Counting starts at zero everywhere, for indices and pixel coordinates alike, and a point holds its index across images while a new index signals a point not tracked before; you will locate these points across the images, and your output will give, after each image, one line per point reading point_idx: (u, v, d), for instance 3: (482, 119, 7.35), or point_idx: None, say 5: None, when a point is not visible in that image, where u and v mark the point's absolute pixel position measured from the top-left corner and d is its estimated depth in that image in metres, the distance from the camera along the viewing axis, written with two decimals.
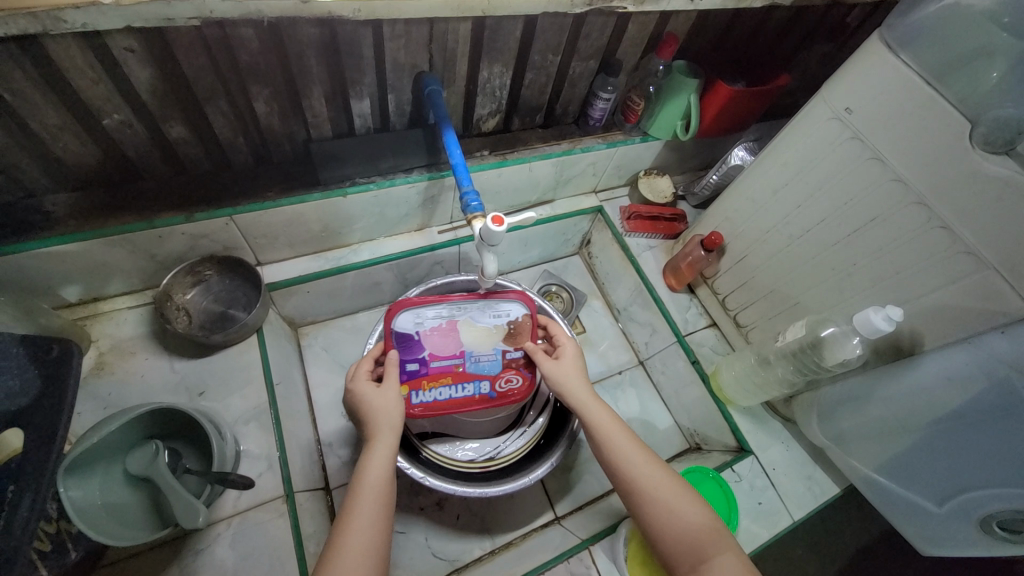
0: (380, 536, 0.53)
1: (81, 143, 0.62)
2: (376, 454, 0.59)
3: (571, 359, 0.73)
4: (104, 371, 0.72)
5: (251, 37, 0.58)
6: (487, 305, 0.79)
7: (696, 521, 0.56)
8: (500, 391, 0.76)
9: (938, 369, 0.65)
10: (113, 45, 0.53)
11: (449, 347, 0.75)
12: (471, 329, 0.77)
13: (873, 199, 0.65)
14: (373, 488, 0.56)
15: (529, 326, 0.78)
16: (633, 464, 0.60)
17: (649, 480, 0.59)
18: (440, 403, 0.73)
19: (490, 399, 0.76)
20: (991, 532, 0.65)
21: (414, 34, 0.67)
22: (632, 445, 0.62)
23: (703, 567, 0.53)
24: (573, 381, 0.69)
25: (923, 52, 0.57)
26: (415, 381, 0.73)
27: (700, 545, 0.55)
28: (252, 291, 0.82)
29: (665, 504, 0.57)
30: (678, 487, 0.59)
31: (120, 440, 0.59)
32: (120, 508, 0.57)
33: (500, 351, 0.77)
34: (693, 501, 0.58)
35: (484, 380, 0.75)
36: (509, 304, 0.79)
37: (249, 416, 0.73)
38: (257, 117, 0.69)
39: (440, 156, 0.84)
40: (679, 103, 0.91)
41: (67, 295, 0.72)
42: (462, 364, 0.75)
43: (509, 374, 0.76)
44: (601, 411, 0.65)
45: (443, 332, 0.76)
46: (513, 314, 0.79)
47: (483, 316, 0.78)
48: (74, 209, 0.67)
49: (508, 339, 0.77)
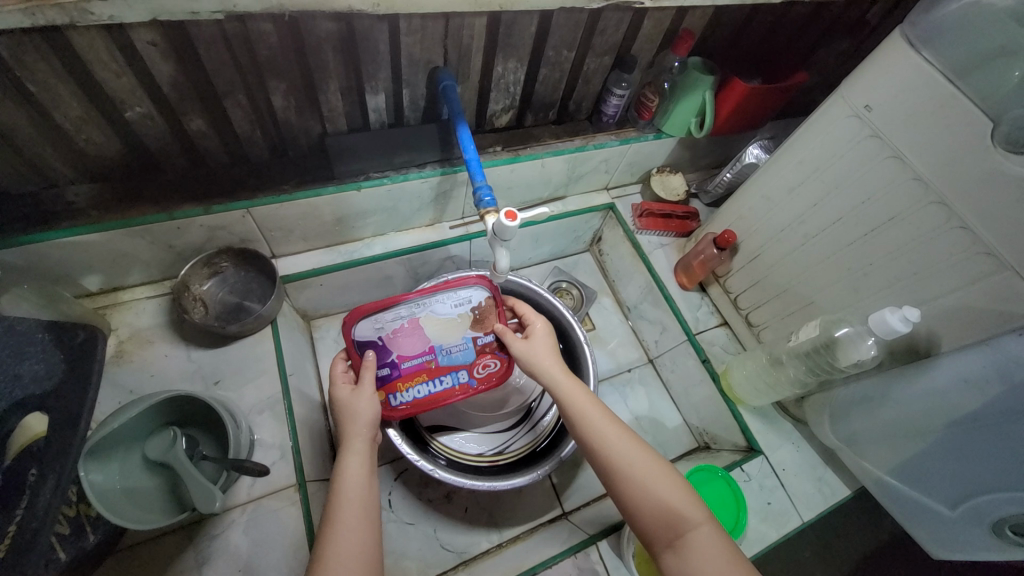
0: (370, 542, 0.54)
1: (103, 134, 0.63)
2: (354, 459, 0.59)
3: (542, 340, 0.72)
4: (123, 359, 0.73)
5: (270, 31, 0.59)
6: (448, 294, 0.78)
7: (672, 497, 0.55)
8: (478, 378, 0.76)
9: (954, 371, 0.64)
10: (136, 38, 0.54)
11: (418, 345, 0.75)
12: (437, 323, 0.77)
13: (891, 198, 0.65)
14: (356, 495, 0.56)
15: (494, 309, 0.78)
16: (609, 443, 0.59)
17: (625, 457, 0.58)
18: (419, 400, 0.73)
19: (470, 388, 0.75)
20: (1003, 536, 0.64)
21: (429, 29, 0.67)
22: (609, 424, 0.61)
23: (680, 542, 0.53)
24: (546, 362, 0.69)
25: (946, 49, 0.56)
26: (390, 385, 0.72)
27: (676, 521, 0.54)
28: (266, 283, 0.82)
29: (641, 482, 0.56)
30: (654, 465, 0.58)
31: (140, 426, 0.60)
32: (139, 492, 0.58)
33: (469, 339, 0.77)
34: (670, 479, 0.57)
35: (460, 370, 0.75)
36: (469, 289, 0.79)
37: (263, 406, 0.74)
38: (274, 111, 0.70)
39: (453, 151, 0.84)
40: (693, 100, 0.90)
41: (88, 284, 0.74)
42: (432, 360, 0.75)
43: (482, 361, 0.76)
44: (578, 393, 0.64)
45: (409, 332, 0.75)
46: (475, 299, 0.78)
47: (445, 307, 0.77)
48: (96, 200, 0.68)
49: (476, 326, 0.77)
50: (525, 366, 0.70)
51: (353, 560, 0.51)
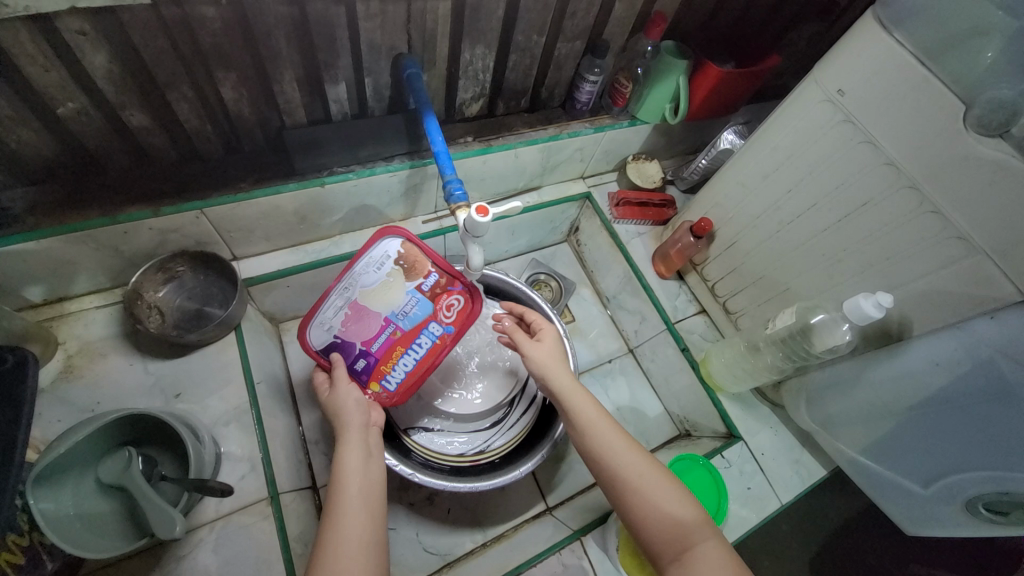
0: (375, 530, 0.53)
1: (35, 134, 0.58)
2: (349, 453, 0.59)
3: (551, 346, 0.70)
4: (74, 374, 0.69)
5: (214, 16, 0.55)
6: (364, 262, 0.70)
7: (678, 509, 0.55)
8: (449, 321, 0.72)
9: (927, 353, 0.65)
10: (63, 27, 0.49)
11: (374, 324, 0.69)
12: (375, 294, 0.70)
13: (865, 183, 0.64)
14: (353, 487, 0.56)
15: (417, 250, 0.72)
16: (615, 452, 0.58)
17: (631, 468, 0.57)
18: (412, 371, 0.70)
19: (449, 335, 0.71)
20: (976, 513, 0.66)
21: (390, 13, 0.63)
22: (614, 433, 0.60)
23: (686, 556, 0.52)
24: (555, 368, 0.67)
25: (918, 31, 0.55)
26: (376, 373, 0.69)
27: (682, 534, 0.53)
28: (228, 287, 0.78)
29: (648, 493, 0.55)
30: (659, 476, 0.57)
31: (93, 448, 0.57)
32: (95, 518, 0.55)
33: (412, 294, 0.70)
34: (676, 491, 0.56)
35: (430, 325, 0.71)
36: (378, 244, 0.71)
37: (230, 417, 0.71)
38: (225, 103, 0.65)
39: (421, 143, 0.80)
40: (667, 85, 0.89)
41: (31, 296, 0.69)
42: (396, 331, 0.70)
43: (436, 307, 0.71)
44: (583, 400, 0.63)
45: (357, 316, 0.69)
46: (392, 250, 0.71)
47: (371, 275, 0.70)
48: (34, 206, 0.63)
49: (411, 275, 0.71)
50: (535, 370, 0.67)
51: (357, 551, 0.51)
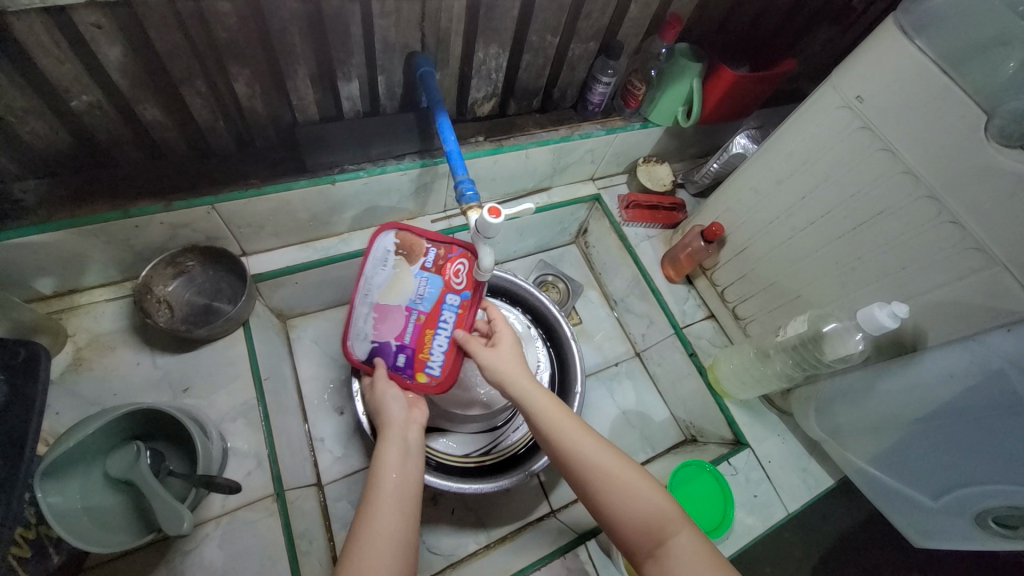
0: (405, 528, 0.53)
1: (49, 125, 0.58)
2: (388, 450, 0.58)
3: (507, 349, 0.66)
4: (83, 367, 0.69)
5: (229, 12, 0.55)
6: (370, 265, 0.71)
7: (650, 503, 0.53)
8: (462, 287, 0.70)
9: (941, 365, 0.64)
10: (79, 20, 0.49)
11: (400, 316, 0.69)
12: (391, 290, 0.70)
13: (881, 191, 0.63)
14: (391, 485, 0.55)
15: (412, 233, 0.71)
16: (580, 453, 0.56)
17: (599, 466, 0.55)
18: (449, 347, 0.69)
19: (468, 300, 0.69)
20: (986, 527, 0.66)
21: (405, 11, 0.63)
22: (580, 431, 0.58)
23: (661, 551, 0.51)
24: (513, 371, 0.63)
25: (939, 38, 0.54)
26: (417, 363, 0.69)
27: (655, 528, 0.52)
28: (237, 282, 0.78)
29: (615, 491, 0.54)
30: (628, 471, 0.55)
31: (101, 441, 0.57)
32: (102, 511, 0.55)
33: (421, 278, 0.69)
34: (646, 483, 0.55)
35: (447, 297, 0.69)
36: (376, 243, 0.70)
37: (237, 413, 0.71)
38: (238, 99, 0.65)
39: (433, 142, 0.80)
40: (681, 88, 0.88)
41: (42, 288, 0.69)
42: (420, 316, 0.69)
43: (446, 279, 0.69)
44: (545, 403, 0.60)
45: (384, 315, 0.70)
46: (389, 245, 0.70)
47: (380, 273, 0.70)
48: (46, 198, 0.63)
49: (413, 258, 0.70)
50: (493, 378, 0.64)
51: (383, 547, 0.50)
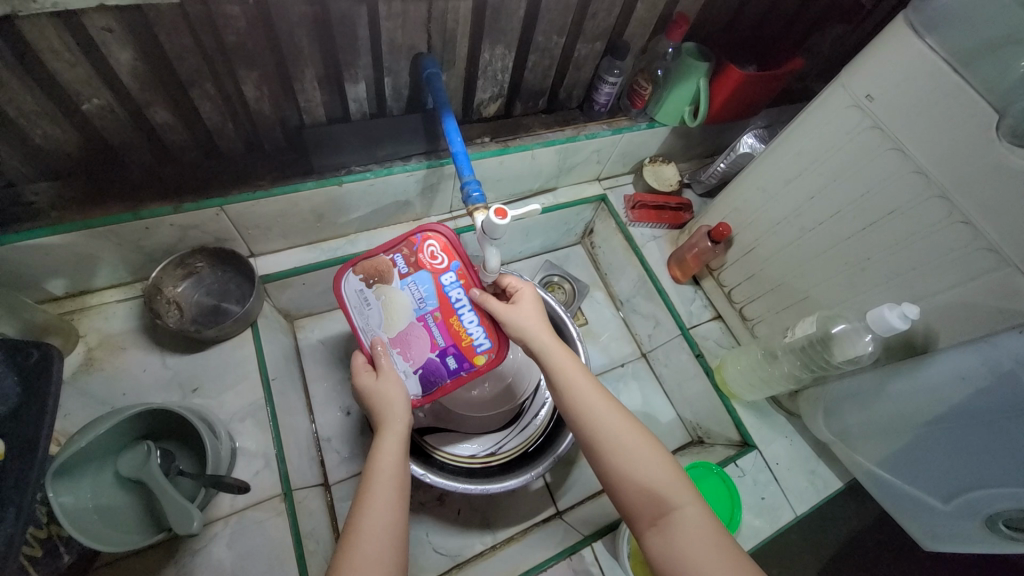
0: (397, 520, 0.52)
1: (61, 129, 0.59)
2: (387, 445, 0.58)
3: (532, 308, 0.65)
4: (94, 367, 0.70)
5: (238, 15, 0.55)
6: (359, 318, 0.69)
7: (659, 474, 0.53)
8: (447, 262, 0.67)
9: (953, 367, 0.63)
10: (90, 24, 0.50)
11: (418, 330, 0.67)
12: (391, 316, 0.68)
13: (892, 192, 0.63)
14: (390, 479, 0.55)
15: (366, 259, 0.68)
16: (597, 417, 0.57)
17: (612, 433, 0.55)
18: (479, 315, 0.67)
19: (461, 268, 0.67)
20: (995, 530, 0.65)
21: (411, 13, 0.63)
22: (597, 398, 0.58)
23: (665, 521, 0.50)
24: (535, 330, 0.63)
25: (951, 37, 0.54)
26: (468, 353, 0.68)
27: (661, 499, 0.51)
28: (245, 283, 0.79)
29: (626, 460, 0.54)
30: (641, 442, 0.55)
31: (112, 441, 0.57)
32: (112, 511, 0.56)
33: (408, 285, 0.67)
34: (655, 456, 0.54)
35: (444, 279, 0.67)
36: (347, 291, 0.69)
37: (245, 413, 0.71)
38: (246, 101, 0.66)
39: (439, 143, 0.80)
40: (687, 88, 0.88)
41: (54, 289, 0.70)
42: (434, 316, 0.67)
43: (429, 269, 0.67)
44: (567, 364, 0.61)
45: (407, 341, 0.68)
46: (358, 287, 0.68)
47: (372, 315, 0.68)
48: (58, 200, 0.64)
49: (387, 278, 0.67)
50: (513, 333, 0.64)
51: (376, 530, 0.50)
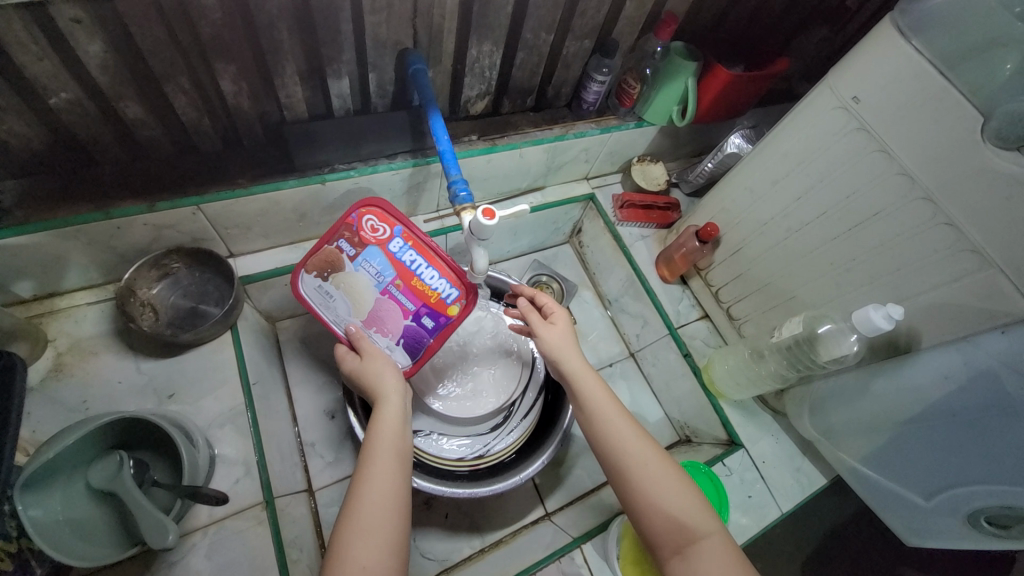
0: (398, 500, 0.52)
1: (25, 124, 0.56)
2: (386, 415, 0.58)
3: (568, 329, 0.65)
4: (63, 373, 0.67)
5: (213, 6, 0.53)
6: (324, 312, 0.66)
7: (684, 503, 0.53)
8: (389, 228, 0.64)
9: (935, 367, 0.64)
10: (57, 15, 0.47)
11: (386, 304, 0.65)
12: (354, 298, 0.65)
13: (876, 193, 0.63)
14: (391, 455, 0.55)
15: (312, 253, 0.65)
16: (624, 441, 0.56)
17: (639, 457, 0.55)
18: (437, 266, 0.64)
19: (405, 229, 0.64)
20: (978, 526, 0.66)
21: (396, 7, 0.62)
22: (624, 422, 0.58)
23: (689, 550, 0.51)
24: (566, 350, 0.63)
25: (935, 39, 0.54)
26: (440, 308, 0.65)
27: (684, 528, 0.52)
28: (224, 285, 0.76)
29: (652, 486, 0.53)
30: (667, 469, 0.55)
31: (82, 451, 0.55)
32: (85, 524, 0.53)
33: (362, 265, 0.64)
34: (680, 484, 0.54)
35: (394, 246, 0.64)
36: (305, 291, 0.66)
37: (225, 419, 0.69)
38: (223, 96, 0.63)
39: (426, 141, 0.78)
40: (676, 87, 0.87)
41: (20, 291, 0.66)
42: (396, 284, 0.64)
43: (375, 243, 0.63)
44: (592, 385, 0.60)
45: (379, 318, 0.65)
46: (316, 283, 0.65)
47: (337, 304, 0.65)
48: (24, 199, 0.61)
49: (339, 265, 0.64)
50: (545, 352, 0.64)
51: (380, 511, 0.50)
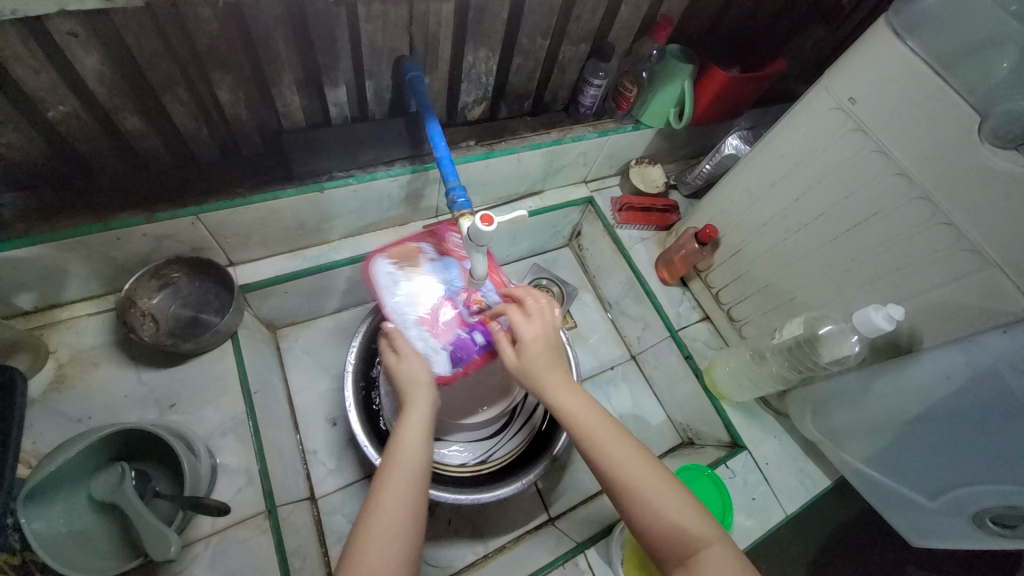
0: (413, 509, 0.51)
1: (24, 137, 0.56)
2: (410, 423, 0.58)
3: (542, 349, 0.60)
4: (65, 385, 0.67)
5: (209, 18, 0.53)
6: (386, 299, 0.70)
7: (684, 514, 0.52)
8: (465, 251, 0.75)
9: (937, 366, 0.64)
10: (53, 29, 0.48)
11: (448, 305, 0.71)
12: (421, 293, 0.71)
13: (875, 193, 0.63)
14: (411, 466, 0.54)
15: (396, 247, 0.74)
16: (620, 455, 0.54)
17: (639, 468, 0.54)
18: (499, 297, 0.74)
19: (478, 256, 0.76)
20: (983, 527, 0.66)
21: (392, 15, 0.62)
22: (619, 433, 0.56)
23: (692, 561, 0.50)
24: (546, 371, 0.59)
25: (930, 39, 0.54)
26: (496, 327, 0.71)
27: (686, 539, 0.51)
28: (224, 294, 0.76)
29: (653, 498, 0.52)
30: (664, 479, 0.54)
31: (84, 463, 0.55)
32: (86, 537, 0.53)
33: (437, 269, 0.73)
34: (680, 496, 0.53)
35: (470, 265, 0.74)
36: (375, 274, 0.72)
37: (226, 429, 0.69)
38: (221, 107, 0.64)
39: (424, 147, 0.79)
40: (672, 89, 0.87)
41: (21, 303, 0.67)
42: (461, 292, 0.72)
43: (455, 256, 0.74)
44: (581, 402, 0.58)
45: (437, 318, 0.70)
46: (387, 271, 0.72)
47: (402, 294, 0.70)
48: (24, 211, 0.61)
49: (416, 262, 0.73)
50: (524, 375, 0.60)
51: (397, 519, 0.50)
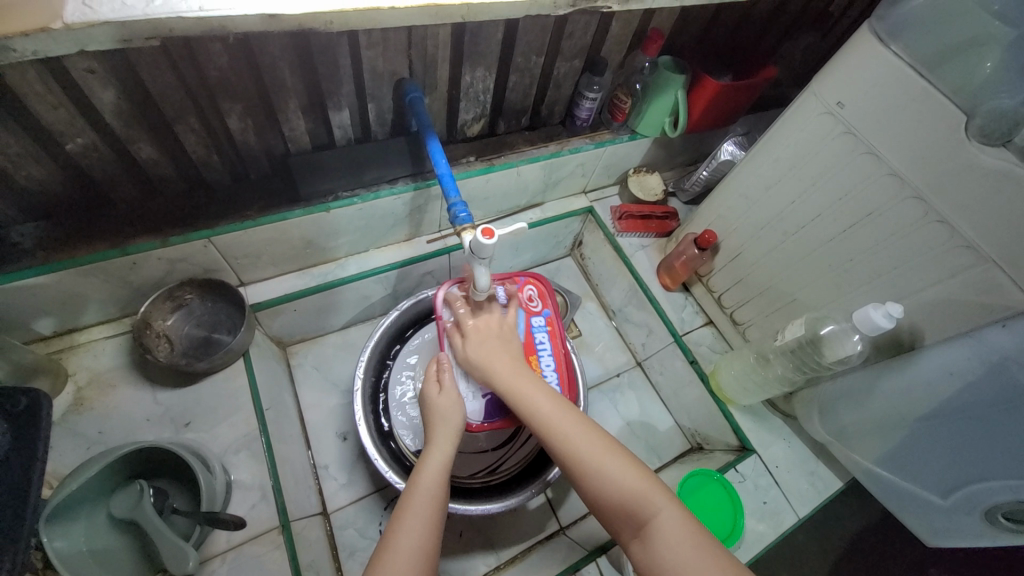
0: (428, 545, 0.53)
1: (45, 170, 0.59)
2: (429, 462, 0.59)
3: (486, 341, 0.67)
4: (84, 407, 0.69)
5: (220, 52, 0.56)
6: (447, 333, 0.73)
7: (630, 481, 0.53)
8: (540, 306, 0.77)
9: (940, 363, 0.64)
10: (72, 66, 0.50)
11: None
12: None
13: (869, 193, 0.64)
14: (425, 502, 0.55)
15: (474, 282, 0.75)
16: (569, 427, 0.58)
17: (585, 443, 0.56)
18: (557, 362, 0.74)
19: (550, 315, 0.77)
20: (996, 523, 0.65)
21: (392, 41, 0.65)
22: (565, 411, 0.59)
23: (645, 531, 0.51)
24: (493, 362, 0.64)
25: (914, 43, 0.56)
26: None
27: (634, 506, 0.52)
28: (235, 313, 0.79)
29: (600, 469, 0.54)
30: (608, 448, 0.56)
31: (104, 480, 0.56)
32: (106, 554, 0.54)
33: None
34: (625, 464, 0.55)
35: (534, 321, 0.76)
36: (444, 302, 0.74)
37: (240, 445, 0.70)
38: (231, 134, 0.66)
39: (425, 165, 0.81)
40: (666, 100, 0.89)
41: (41, 329, 0.69)
42: None
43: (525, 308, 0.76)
44: (529, 384, 0.62)
45: None
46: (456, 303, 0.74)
47: None
48: (45, 240, 0.64)
49: None
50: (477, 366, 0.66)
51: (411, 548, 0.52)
